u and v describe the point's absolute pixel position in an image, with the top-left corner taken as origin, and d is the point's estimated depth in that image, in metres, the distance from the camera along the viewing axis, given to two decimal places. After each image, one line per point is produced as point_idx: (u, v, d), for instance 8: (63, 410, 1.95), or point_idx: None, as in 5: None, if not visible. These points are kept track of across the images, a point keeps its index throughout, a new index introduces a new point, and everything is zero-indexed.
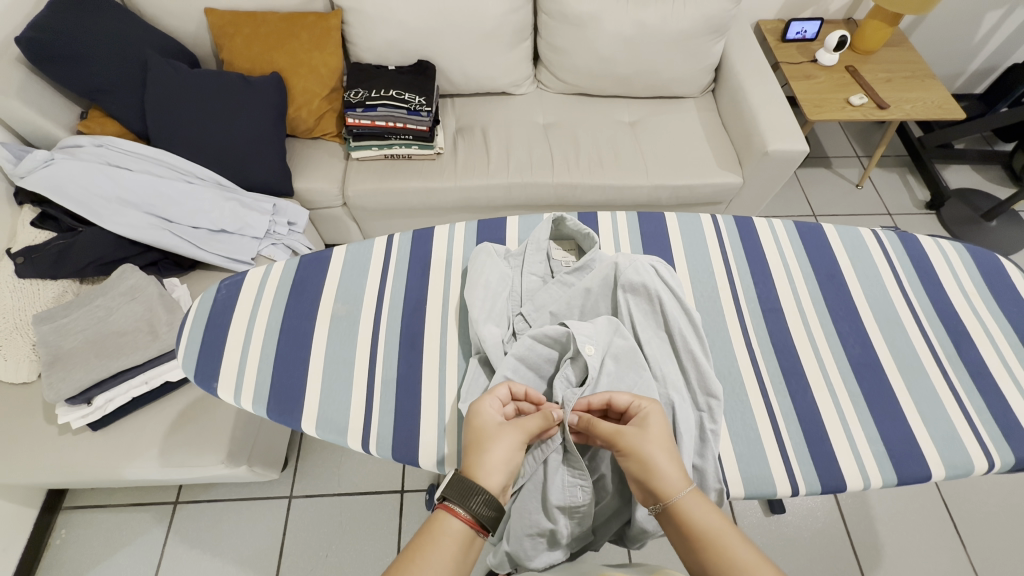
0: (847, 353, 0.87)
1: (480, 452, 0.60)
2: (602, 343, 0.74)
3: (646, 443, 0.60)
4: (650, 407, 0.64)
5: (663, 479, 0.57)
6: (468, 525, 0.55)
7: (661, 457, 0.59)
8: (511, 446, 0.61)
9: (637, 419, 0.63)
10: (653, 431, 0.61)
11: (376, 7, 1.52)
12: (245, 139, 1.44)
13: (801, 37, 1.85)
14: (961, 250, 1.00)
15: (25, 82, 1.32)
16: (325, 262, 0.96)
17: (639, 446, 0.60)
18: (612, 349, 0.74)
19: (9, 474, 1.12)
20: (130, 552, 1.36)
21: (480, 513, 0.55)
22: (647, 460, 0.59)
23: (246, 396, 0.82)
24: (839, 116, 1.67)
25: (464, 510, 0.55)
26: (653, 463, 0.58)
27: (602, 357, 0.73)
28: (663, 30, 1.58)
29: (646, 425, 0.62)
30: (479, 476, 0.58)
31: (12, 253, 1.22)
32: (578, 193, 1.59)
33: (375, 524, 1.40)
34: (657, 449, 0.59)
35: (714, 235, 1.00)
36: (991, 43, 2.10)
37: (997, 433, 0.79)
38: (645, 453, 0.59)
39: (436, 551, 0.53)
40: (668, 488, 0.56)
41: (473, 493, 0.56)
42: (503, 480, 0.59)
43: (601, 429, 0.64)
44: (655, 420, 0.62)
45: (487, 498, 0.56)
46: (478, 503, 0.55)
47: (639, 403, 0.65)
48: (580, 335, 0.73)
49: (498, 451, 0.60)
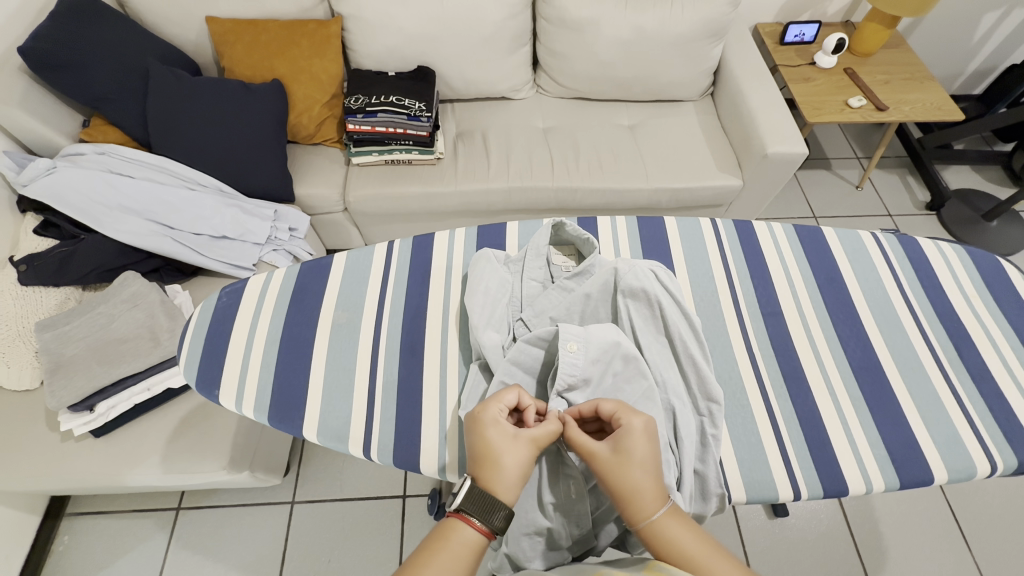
0: (847, 356, 0.87)
1: (495, 467, 0.59)
2: (589, 340, 0.72)
3: (620, 467, 0.59)
4: (634, 421, 0.62)
5: (637, 502, 0.58)
6: (481, 535, 0.56)
7: (637, 480, 0.58)
8: (525, 459, 0.61)
9: (617, 435, 0.62)
10: (630, 452, 0.60)
11: (376, 14, 1.54)
12: (246, 146, 1.45)
13: (799, 40, 1.86)
14: (961, 252, 1.00)
15: (28, 91, 1.33)
16: (326, 269, 0.97)
17: (613, 470, 0.60)
18: (601, 343, 0.72)
19: (12, 481, 1.13)
20: (133, 559, 1.35)
21: (497, 526, 0.56)
22: (620, 484, 0.59)
23: (247, 403, 0.83)
24: (839, 118, 1.68)
25: (481, 522, 0.55)
26: (628, 489, 0.58)
27: (588, 356, 0.71)
28: (660, 35, 1.59)
29: (624, 444, 0.60)
30: (496, 489, 0.58)
31: (14, 261, 1.23)
32: (578, 197, 1.59)
33: (378, 530, 1.40)
34: (633, 471, 0.59)
35: (714, 239, 1.00)
36: (989, 44, 2.10)
37: (1000, 435, 0.79)
38: (618, 479, 0.59)
39: (451, 560, 0.53)
40: (641, 512, 0.57)
41: (495, 508, 0.56)
42: (518, 493, 0.59)
43: (578, 443, 0.63)
44: (635, 437, 0.61)
45: (506, 512, 0.56)
46: (498, 517, 0.56)
47: (622, 414, 0.63)
48: (564, 332, 0.72)
49: (511, 465, 0.60)
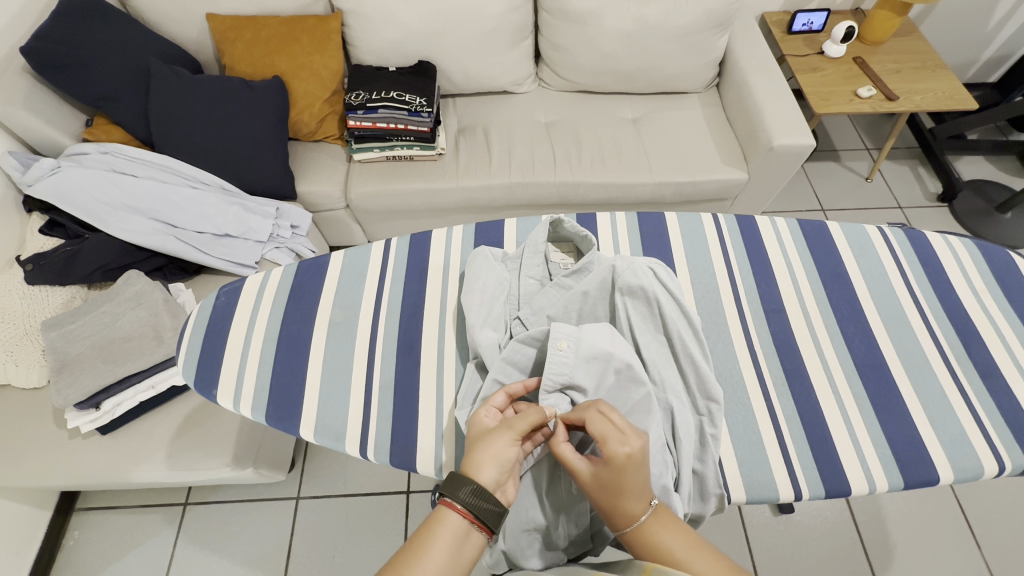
0: (853, 355, 0.85)
1: (473, 452, 0.60)
2: (579, 338, 0.71)
3: (598, 491, 0.59)
4: (617, 451, 0.58)
5: (616, 522, 0.59)
6: (464, 518, 0.56)
7: (614, 504, 0.58)
8: (501, 444, 0.60)
9: (598, 460, 0.59)
10: (608, 480, 0.58)
11: (376, 9, 1.52)
12: (246, 144, 1.45)
13: (807, 29, 1.82)
14: (971, 245, 0.97)
15: (31, 91, 1.34)
16: (324, 268, 0.96)
17: (592, 491, 0.60)
18: (593, 343, 0.71)
19: (23, 478, 1.15)
20: (141, 553, 1.37)
21: (470, 503, 0.56)
22: (600, 504, 0.59)
23: (245, 402, 0.83)
24: (847, 108, 1.64)
25: (457, 502, 0.56)
26: (606, 510, 0.59)
27: (580, 355, 0.71)
28: (665, 26, 1.56)
29: (603, 472, 0.59)
30: (473, 471, 0.58)
31: (22, 260, 1.25)
32: (581, 191, 1.57)
33: (381, 524, 1.41)
34: (609, 496, 0.58)
35: (714, 232, 0.99)
36: (1003, 32, 2.05)
37: (1009, 437, 0.78)
38: (597, 499, 0.60)
39: (432, 544, 0.54)
40: (620, 530, 0.59)
41: (463, 483, 0.56)
42: (497, 475, 0.59)
43: (563, 458, 0.62)
44: (614, 472, 0.58)
45: (476, 487, 0.56)
46: (468, 491, 0.56)
47: (607, 442, 0.59)
48: (555, 331, 0.71)
49: (486, 449, 0.60)
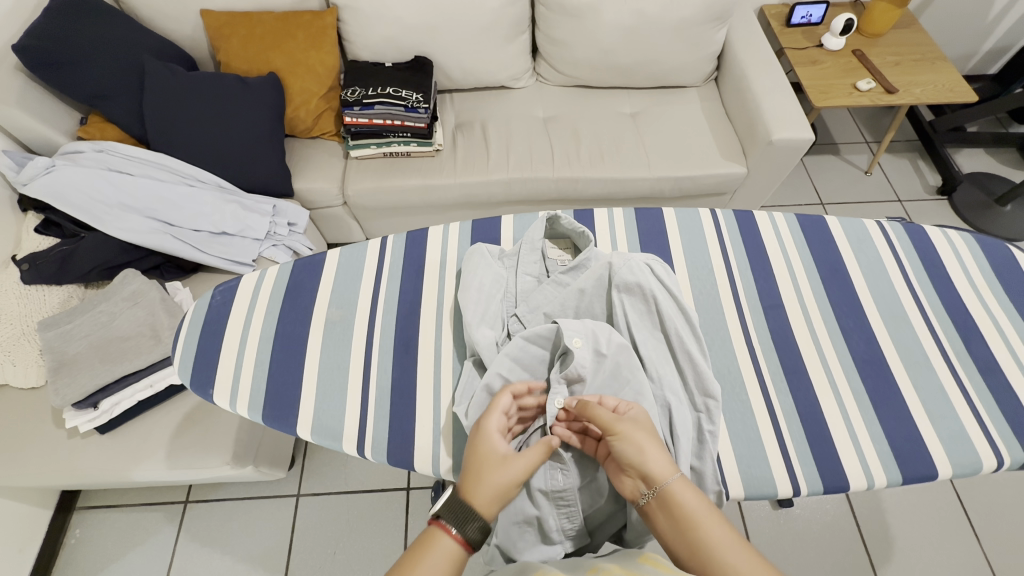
0: (852, 350, 0.85)
1: (479, 479, 0.60)
2: (590, 336, 0.72)
3: (636, 432, 0.62)
4: (637, 405, 0.67)
5: (653, 465, 0.59)
6: (458, 546, 0.56)
7: (650, 443, 0.61)
8: (512, 480, 0.61)
9: (625, 412, 0.65)
10: (642, 420, 0.64)
11: (372, 4, 1.51)
12: (242, 140, 1.44)
13: (806, 22, 1.81)
14: (970, 239, 0.97)
15: (24, 90, 1.33)
16: (319, 265, 0.96)
17: (630, 432, 0.62)
18: (598, 341, 0.72)
19: (22, 478, 1.15)
20: (142, 552, 1.38)
21: (472, 537, 0.56)
22: (637, 445, 0.61)
23: (241, 403, 0.83)
24: (846, 101, 1.63)
25: (457, 531, 0.56)
26: (644, 451, 0.60)
27: (590, 351, 0.71)
28: (663, 19, 1.55)
29: (634, 416, 0.64)
30: (477, 501, 0.59)
31: (17, 260, 1.24)
32: (579, 187, 1.57)
33: (383, 520, 1.41)
34: (643, 435, 0.62)
35: (713, 230, 0.98)
36: (1003, 23, 2.04)
37: (1008, 431, 0.78)
38: (636, 439, 0.61)
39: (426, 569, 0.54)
40: (658, 472, 0.59)
41: (470, 517, 0.57)
42: (497, 508, 0.60)
43: (598, 414, 0.64)
44: (640, 413, 0.65)
45: (482, 524, 0.57)
46: (473, 527, 0.56)
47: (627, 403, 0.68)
48: (568, 329, 0.72)
49: (495, 481, 0.60)
